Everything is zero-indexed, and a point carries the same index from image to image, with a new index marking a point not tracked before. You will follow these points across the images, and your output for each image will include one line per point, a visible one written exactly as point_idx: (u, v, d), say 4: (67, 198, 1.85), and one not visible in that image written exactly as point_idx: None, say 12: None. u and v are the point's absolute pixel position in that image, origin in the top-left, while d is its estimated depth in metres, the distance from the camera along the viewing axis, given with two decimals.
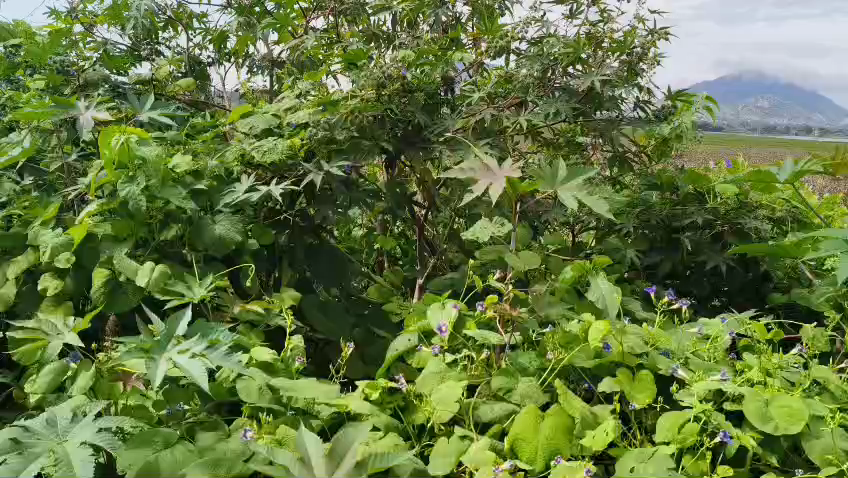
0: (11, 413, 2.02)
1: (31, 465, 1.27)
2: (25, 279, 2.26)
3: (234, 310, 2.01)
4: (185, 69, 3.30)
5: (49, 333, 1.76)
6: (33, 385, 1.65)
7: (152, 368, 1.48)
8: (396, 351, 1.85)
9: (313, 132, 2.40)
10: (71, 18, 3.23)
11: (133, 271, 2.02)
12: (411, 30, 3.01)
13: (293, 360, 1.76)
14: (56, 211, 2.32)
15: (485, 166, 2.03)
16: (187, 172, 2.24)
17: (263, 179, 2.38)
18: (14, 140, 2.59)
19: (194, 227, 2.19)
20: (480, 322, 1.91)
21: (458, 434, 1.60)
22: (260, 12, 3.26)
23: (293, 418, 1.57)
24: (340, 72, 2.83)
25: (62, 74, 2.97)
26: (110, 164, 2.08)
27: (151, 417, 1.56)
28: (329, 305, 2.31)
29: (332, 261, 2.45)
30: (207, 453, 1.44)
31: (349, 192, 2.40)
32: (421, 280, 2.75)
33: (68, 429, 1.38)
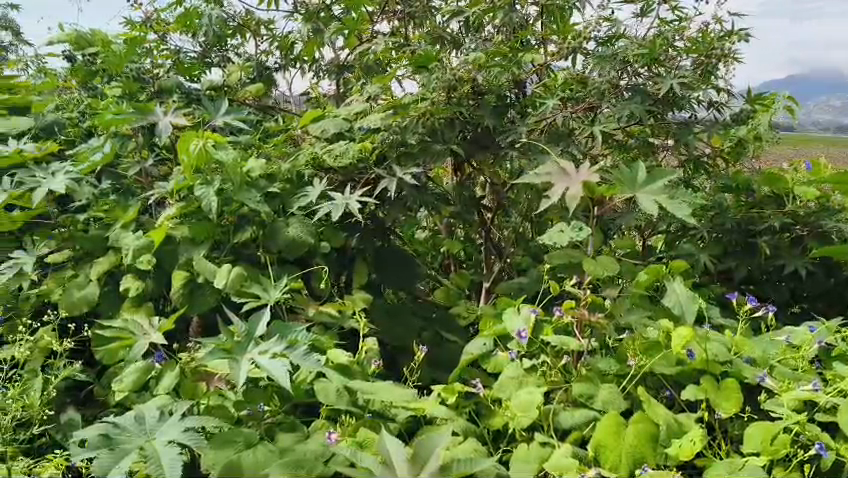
0: (96, 410, 2.09)
1: (121, 464, 1.31)
2: (106, 280, 2.33)
3: (310, 313, 2.02)
4: (253, 75, 3.37)
5: (135, 333, 1.81)
6: (119, 383, 1.71)
7: (235, 368, 1.52)
8: (470, 354, 1.86)
9: (385, 136, 2.42)
10: (145, 26, 3.31)
11: (212, 273, 2.06)
12: (477, 33, 2.98)
13: (368, 363, 1.79)
14: (135, 214, 2.38)
15: (562, 169, 2.02)
16: (261, 177, 2.26)
17: (335, 182, 2.39)
18: (93, 145, 2.59)
19: (268, 231, 2.22)
20: (557, 327, 1.89)
21: (539, 440, 1.59)
22: (327, 17, 3.28)
23: (371, 420, 1.59)
24: (407, 75, 2.84)
25: (138, 82, 3.06)
26: (189, 168, 2.16)
27: (232, 417, 1.59)
28: (395, 309, 2.29)
29: (400, 264, 2.44)
30: (288, 454, 1.47)
31: (420, 196, 2.38)
32: (488, 285, 2.81)
33: (156, 426, 1.42)
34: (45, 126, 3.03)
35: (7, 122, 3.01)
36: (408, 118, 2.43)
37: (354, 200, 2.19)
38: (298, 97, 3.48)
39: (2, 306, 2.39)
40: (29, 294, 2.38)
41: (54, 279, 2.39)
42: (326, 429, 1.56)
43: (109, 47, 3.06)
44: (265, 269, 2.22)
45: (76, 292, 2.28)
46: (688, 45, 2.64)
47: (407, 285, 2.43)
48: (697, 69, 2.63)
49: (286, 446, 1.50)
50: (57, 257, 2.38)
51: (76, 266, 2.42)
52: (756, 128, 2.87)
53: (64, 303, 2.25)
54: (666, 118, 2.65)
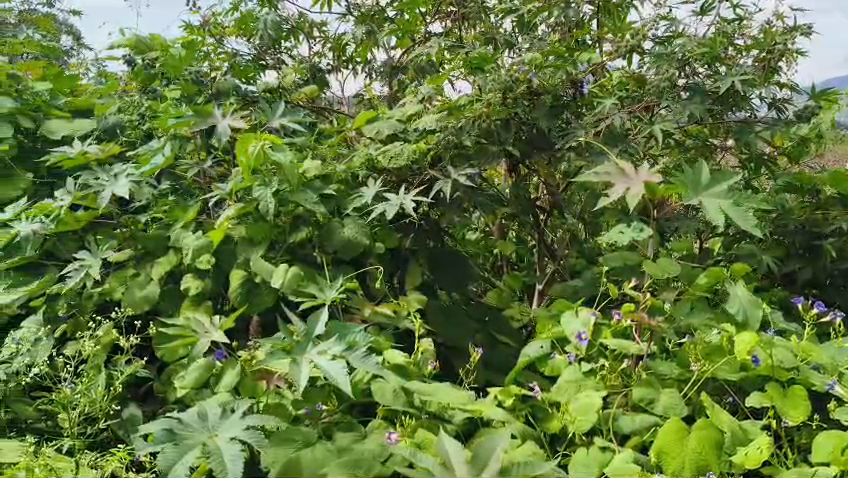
0: (158, 405, 2.13)
1: (186, 461, 1.34)
2: (166, 279, 2.38)
3: (366, 313, 2.03)
4: (307, 76, 3.40)
5: (197, 331, 1.84)
6: (181, 380, 1.75)
7: (295, 369, 1.53)
8: (528, 357, 1.84)
9: (442, 137, 2.41)
10: (203, 30, 3.37)
11: (270, 273, 2.09)
12: (531, 32, 2.96)
13: (425, 364, 1.82)
14: (195, 214, 2.43)
15: (621, 170, 2.00)
16: (316, 177, 2.29)
17: (390, 184, 2.39)
18: (153, 147, 2.67)
19: (324, 232, 2.24)
20: (616, 331, 1.87)
21: (598, 445, 1.57)
22: (380, 18, 3.30)
23: (428, 421, 1.59)
24: (462, 76, 2.84)
25: (196, 84, 3.11)
26: (247, 169, 2.18)
27: (290, 415, 1.61)
28: (451, 309, 2.28)
29: (456, 264, 2.39)
30: (346, 454, 1.47)
31: (475, 196, 2.36)
32: (541, 287, 2.78)
33: (218, 423, 1.45)
34: (106, 127, 3.08)
35: (70, 124, 3.09)
36: (464, 119, 2.41)
37: (410, 200, 2.19)
38: (351, 98, 3.51)
39: (66, 303, 2.41)
40: (92, 292, 2.41)
41: (116, 277, 2.42)
42: (383, 429, 1.57)
43: (168, 51, 3.12)
44: (320, 269, 2.24)
45: (138, 291, 2.33)
46: (750, 43, 2.58)
47: (463, 285, 2.37)
48: (759, 67, 2.57)
49: (344, 445, 1.51)
50: (119, 256, 2.43)
51: (137, 265, 2.46)
52: (818, 127, 2.79)
53: (127, 302, 2.31)
54: (726, 117, 2.60)
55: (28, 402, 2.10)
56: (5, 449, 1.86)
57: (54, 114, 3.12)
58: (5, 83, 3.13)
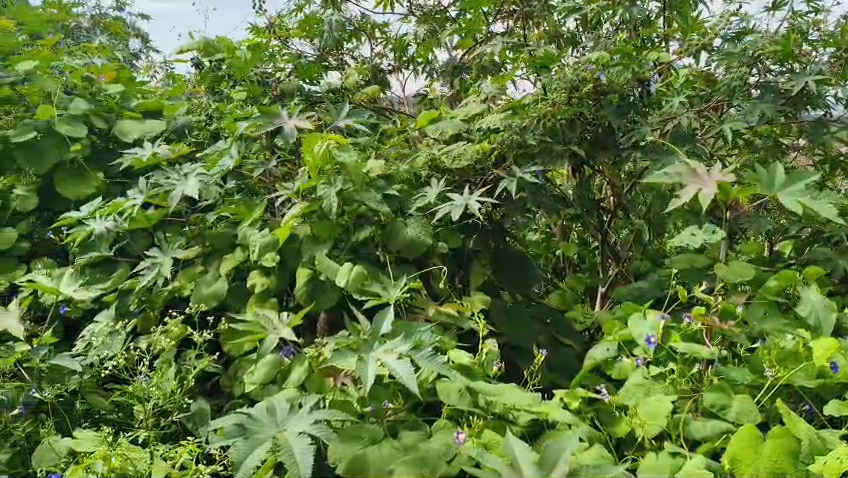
0: (225, 399, 2.18)
1: (256, 455, 1.37)
2: (233, 277, 2.43)
3: (429, 312, 2.04)
4: (369, 77, 3.43)
5: (266, 328, 1.87)
6: (251, 375, 1.81)
7: (362, 367, 1.56)
8: (594, 359, 1.84)
9: (505, 137, 2.38)
10: (268, 32, 3.43)
11: (334, 272, 2.10)
12: (595, 30, 2.93)
13: (490, 364, 1.81)
14: (261, 213, 2.48)
15: (693, 170, 1.97)
16: (379, 177, 2.30)
17: (453, 184, 2.40)
18: (221, 147, 2.75)
19: (387, 232, 2.25)
20: (685, 335, 1.84)
21: (669, 451, 1.54)
22: (442, 18, 3.30)
23: (494, 423, 1.59)
24: (526, 76, 2.83)
25: (262, 86, 3.18)
26: (313, 168, 2.22)
27: (357, 412, 1.63)
28: (514, 309, 2.28)
29: (520, 265, 2.41)
30: (412, 452, 1.48)
31: (540, 197, 2.36)
32: (604, 288, 2.79)
33: (287, 419, 1.48)
34: (176, 128, 3.17)
35: (142, 125, 3.10)
36: (529, 118, 2.40)
37: (474, 201, 2.18)
38: (413, 98, 3.52)
39: (137, 298, 2.48)
40: (162, 289, 2.47)
41: (185, 274, 2.48)
42: (448, 429, 1.57)
43: (234, 53, 3.18)
44: (383, 268, 2.25)
45: (206, 288, 2.39)
46: (826, 39, 2.49)
47: (527, 288, 2.40)
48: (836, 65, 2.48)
49: (410, 443, 1.52)
50: (188, 254, 2.49)
51: (205, 262, 2.52)
52: None
53: (196, 298, 2.36)
54: (799, 117, 2.52)
55: (102, 394, 2.17)
56: (83, 438, 1.93)
57: (127, 114, 3.14)
58: (80, 86, 3.18)
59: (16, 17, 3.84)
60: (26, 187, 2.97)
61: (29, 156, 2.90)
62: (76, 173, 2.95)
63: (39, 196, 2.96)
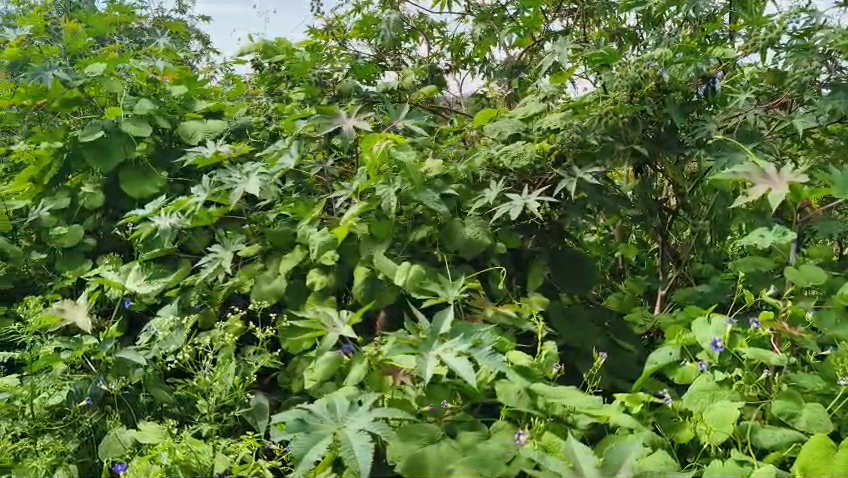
0: (282, 395, 2.20)
1: (318, 449, 1.39)
2: (292, 274, 2.45)
3: (487, 313, 2.02)
4: (426, 77, 3.44)
5: (325, 325, 1.89)
6: (312, 371, 1.82)
7: (421, 364, 1.57)
8: (656, 364, 1.81)
9: (565, 135, 2.34)
10: (327, 33, 3.46)
11: (392, 272, 2.11)
12: (657, 28, 2.87)
13: (549, 367, 1.79)
14: (320, 211, 2.50)
15: (761, 170, 1.94)
16: (437, 177, 2.31)
17: (512, 185, 2.37)
18: (279, 146, 2.76)
19: (445, 231, 2.25)
20: (752, 340, 1.79)
21: (735, 458, 1.51)
22: (499, 18, 3.27)
23: (554, 425, 1.59)
24: (586, 75, 2.79)
25: (319, 86, 3.21)
26: (372, 167, 2.24)
27: (415, 412, 1.63)
28: (574, 312, 2.27)
29: (579, 266, 2.38)
30: (470, 452, 1.49)
31: (601, 197, 2.33)
32: (664, 291, 2.72)
33: (346, 416, 1.49)
34: (236, 128, 3.21)
35: (205, 125, 3.14)
36: (589, 118, 2.38)
37: (533, 200, 2.17)
38: (469, 97, 3.51)
39: (198, 294, 2.52)
40: (222, 285, 2.51)
41: (245, 272, 2.52)
42: (508, 430, 1.58)
43: (293, 55, 3.24)
44: (441, 268, 2.25)
45: (266, 284, 2.42)
46: None
47: (585, 289, 2.37)
48: None
49: (467, 443, 1.52)
50: (249, 251, 2.53)
51: (264, 259, 2.55)
52: None
53: (257, 295, 2.40)
54: None
55: (165, 388, 2.21)
56: (147, 431, 1.99)
57: (190, 115, 3.21)
58: (145, 86, 3.25)
59: (85, 20, 3.95)
60: (93, 184, 3.06)
61: (97, 153, 3.00)
62: (142, 172, 3.03)
63: (105, 193, 3.04)
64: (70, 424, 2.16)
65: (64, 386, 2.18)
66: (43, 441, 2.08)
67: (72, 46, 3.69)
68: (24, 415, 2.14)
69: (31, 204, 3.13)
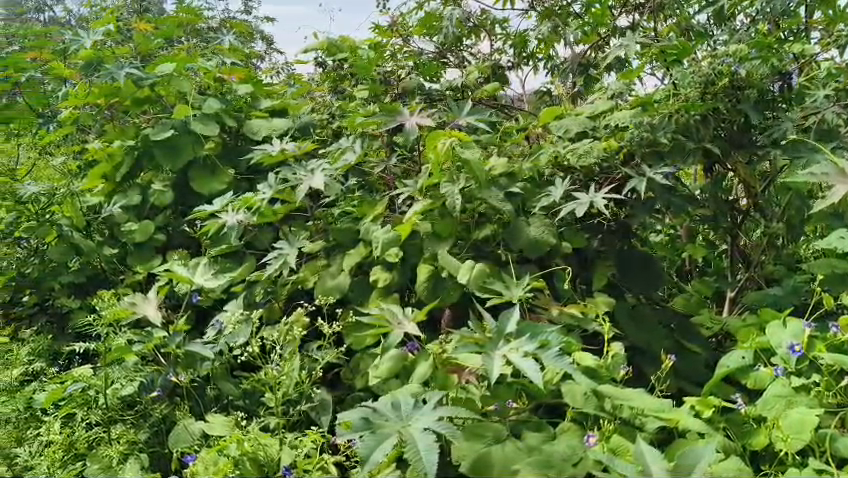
0: (344, 391, 2.20)
1: (384, 449, 1.39)
2: (356, 271, 2.46)
3: (552, 314, 2.00)
4: (489, 75, 3.42)
5: (391, 321, 1.90)
6: (376, 368, 1.83)
7: (488, 364, 1.57)
8: (726, 368, 1.79)
9: (634, 134, 2.30)
10: (390, 31, 3.46)
11: (455, 269, 2.09)
12: (728, 23, 2.79)
13: (616, 369, 1.76)
14: (383, 209, 2.51)
15: (842, 171, 1.86)
16: (502, 175, 2.28)
17: (577, 183, 2.33)
18: (344, 143, 2.78)
19: (509, 231, 2.22)
20: (831, 346, 1.76)
21: (813, 468, 1.48)
22: (564, 13, 3.21)
23: (621, 427, 1.57)
24: (655, 71, 2.73)
25: (384, 84, 3.23)
26: (436, 165, 2.24)
27: (480, 410, 1.63)
28: (641, 314, 2.23)
29: (646, 266, 2.33)
30: (535, 453, 1.50)
31: (669, 196, 2.28)
32: (732, 293, 2.64)
33: (411, 414, 1.49)
34: (301, 126, 3.22)
35: (270, 123, 3.19)
36: (659, 116, 2.33)
37: (599, 198, 2.14)
38: (531, 94, 3.47)
39: (262, 290, 2.56)
40: (286, 281, 2.54)
41: (309, 268, 2.54)
42: (574, 433, 1.56)
43: (357, 53, 3.26)
44: (505, 268, 2.23)
45: (331, 280, 2.45)
46: None
47: (653, 289, 2.31)
48: None
49: (533, 443, 1.52)
50: (313, 247, 2.55)
51: (327, 256, 2.57)
52: None
53: (321, 290, 2.42)
54: None
55: (233, 381, 2.25)
56: (215, 423, 2.03)
57: (254, 114, 3.25)
58: (213, 86, 3.31)
59: (156, 23, 4.06)
60: (162, 182, 3.16)
61: (166, 150, 3.08)
62: (210, 170, 3.10)
63: (173, 191, 3.13)
64: (141, 414, 2.22)
65: (136, 377, 2.24)
66: (116, 430, 2.15)
67: (143, 46, 3.79)
68: (99, 405, 2.21)
69: (104, 201, 3.22)
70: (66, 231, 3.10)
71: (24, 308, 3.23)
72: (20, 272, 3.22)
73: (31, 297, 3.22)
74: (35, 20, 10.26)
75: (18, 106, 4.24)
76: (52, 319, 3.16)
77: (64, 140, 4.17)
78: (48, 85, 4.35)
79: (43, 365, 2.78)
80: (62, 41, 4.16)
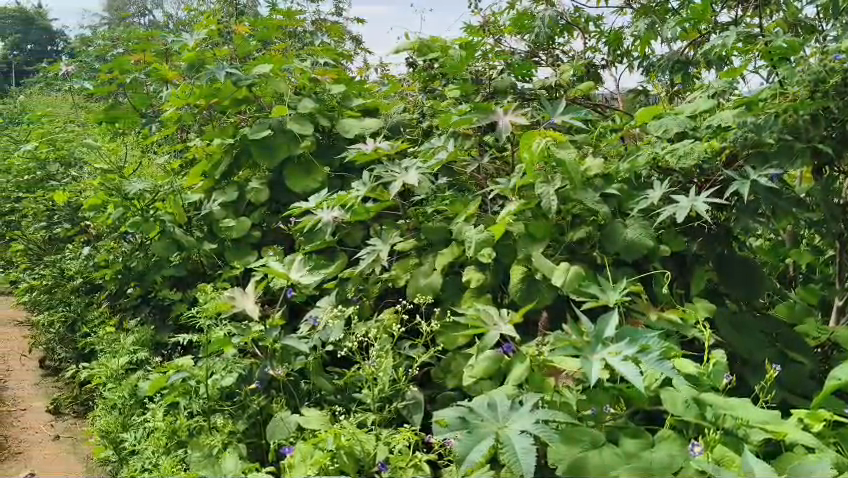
0: (435, 389, 2.22)
1: (482, 450, 1.41)
2: (448, 270, 2.46)
3: (650, 318, 1.96)
4: (583, 74, 3.37)
5: (487, 323, 1.90)
6: (472, 368, 1.85)
7: (586, 366, 1.56)
8: (838, 379, 1.72)
9: (738, 135, 2.22)
10: (483, 30, 3.44)
11: (549, 270, 2.08)
12: (840, 17, 2.66)
13: (719, 376, 1.71)
14: (476, 208, 2.50)
15: None
16: (598, 176, 2.26)
17: (677, 185, 2.28)
18: (436, 143, 2.81)
19: (605, 233, 2.18)
20: None
21: None
22: (662, 10, 3.15)
23: (725, 439, 1.51)
24: (761, 68, 2.63)
25: (474, 84, 3.22)
26: (530, 166, 2.21)
27: (575, 414, 1.64)
28: (743, 322, 2.15)
29: (747, 269, 2.25)
30: (634, 460, 1.50)
31: (775, 199, 2.15)
32: (840, 301, 2.50)
33: (508, 415, 1.49)
34: (391, 126, 3.26)
35: (361, 123, 3.21)
36: (765, 115, 2.24)
37: (701, 202, 2.07)
38: (626, 93, 3.40)
39: (355, 287, 2.60)
40: (378, 278, 2.57)
41: (400, 266, 2.56)
42: (674, 441, 1.52)
43: (449, 52, 3.26)
44: (600, 270, 2.20)
45: (423, 279, 2.46)
46: None
47: (756, 296, 2.23)
48: None
49: (631, 450, 1.52)
50: (405, 245, 2.57)
51: (419, 254, 2.59)
52: None
53: (414, 289, 2.44)
54: None
55: (327, 376, 2.28)
56: (310, 416, 2.09)
57: (347, 114, 3.29)
58: (308, 86, 3.37)
59: (252, 25, 4.16)
60: (260, 180, 3.24)
61: (262, 150, 3.16)
62: (304, 168, 3.16)
63: (270, 189, 3.21)
64: (240, 406, 2.30)
65: (235, 368, 2.32)
66: (217, 420, 2.24)
67: (242, 48, 3.90)
68: (200, 394, 2.30)
69: (204, 197, 3.32)
70: (169, 227, 3.23)
71: (129, 299, 3.39)
72: (125, 264, 3.36)
73: (136, 289, 3.37)
74: (137, 23, 10.69)
75: (122, 107, 4.41)
76: (155, 310, 3.32)
77: (166, 139, 4.36)
78: (150, 85, 4.53)
79: (147, 355, 2.90)
80: (163, 43, 4.31)
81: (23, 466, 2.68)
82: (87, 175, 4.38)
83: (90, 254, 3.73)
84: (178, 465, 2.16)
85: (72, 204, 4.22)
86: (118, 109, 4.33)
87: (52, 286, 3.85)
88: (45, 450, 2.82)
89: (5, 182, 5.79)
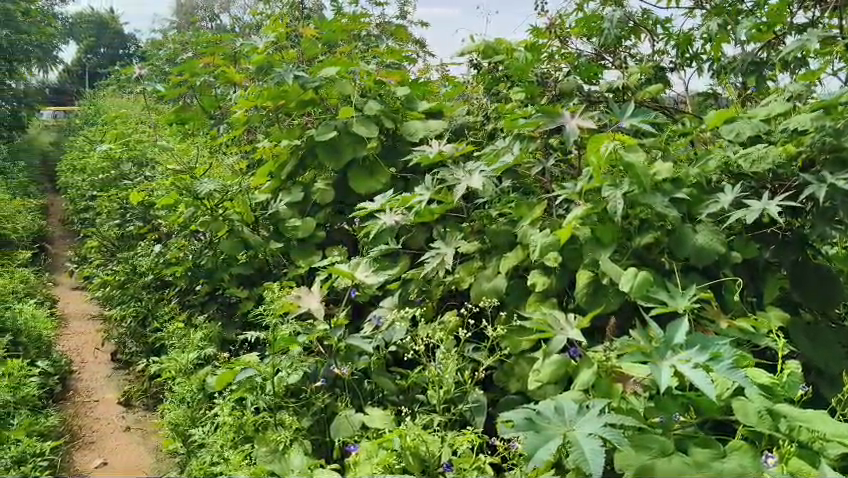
0: (498, 392, 2.22)
1: (550, 449, 1.40)
2: (512, 273, 2.46)
3: (721, 326, 1.92)
4: (651, 77, 3.31)
5: (554, 327, 1.90)
6: (538, 373, 1.85)
7: (656, 372, 1.54)
8: None
9: (816, 139, 2.16)
10: (549, 32, 3.37)
11: (618, 273, 2.03)
12: None
13: (794, 387, 1.66)
14: (541, 212, 2.48)
15: None
16: (667, 180, 2.17)
17: (749, 191, 2.23)
18: (500, 145, 2.77)
19: (673, 238, 2.13)
20: None
21: None
22: (734, 11, 3.09)
23: (800, 451, 1.47)
24: (839, 71, 2.54)
25: (540, 86, 3.15)
26: (597, 169, 2.17)
27: (644, 421, 1.62)
28: (818, 332, 2.09)
29: (824, 280, 2.17)
30: (705, 469, 1.47)
31: None
32: None
33: (575, 419, 1.49)
34: (455, 128, 3.27)
35: (426, 125, 3.26)
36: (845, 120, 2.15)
37: (773, 205, 2.02)
38: (695, 96, 3.32)
39: (417, 288, 2.63)
40: (442, 280, 2.58)
41: (465, 268, 2.56)
42: (747, 451, 1.49)
43: (514, 55, 3.22)
44: (669, 276, 2.16)
45: (487, 282, 2.47)
46: None
47: (831, 306, 2.15)
48: None
49: (701, 460, 1.49)
50: (469, 248, 2.58)
51: (483, 257, 2.59)
52: None
53: (478, 292, 2.45)
54: None
55: (391, 376, 2.31)
56: (373, 416, 2.13)
57: (412, 114, 3.33)
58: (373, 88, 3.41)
59: (319, 28, 4.21)
60: (325, 181, 3.29)
61: (329, 151, 3.21)
62: (368, 171, 3.20)
63: (335, 190, 3.25)
64: (304, 403, 2.34)
65: (301, 366, 2.34)
66: (282, 417, 2.28)
67: (309, 51, 3.96)
68: (266, 391, 2.35)
69: (271, 197, 3.40)
70: (237, 226, 3.30)
71: (198, 297, 3.48)
72: (195, 262, 3.46)
73: (204, 286, 3.45)
74: (205, 27, 10.98)
75: (193, 108, 4.53)
76: (222, 307, 3.40)
77: (233, 140, 4.47)
78: (219, 89, 4.64)
79: (214, 351, 2.98)
80: (233, 47, 4.40)
81: (96, 456, 2.79)
82: (158, 175, 4.51)
83: (161, 252, 3.85)
84: (245, 459, 2.20)
85: (145, 203, 4.36)
86: (188, 110, 4.45)
87: (124, 282, 3.98)
88: (117, 441, 2.92)
89: (81, 181, 6.01)
